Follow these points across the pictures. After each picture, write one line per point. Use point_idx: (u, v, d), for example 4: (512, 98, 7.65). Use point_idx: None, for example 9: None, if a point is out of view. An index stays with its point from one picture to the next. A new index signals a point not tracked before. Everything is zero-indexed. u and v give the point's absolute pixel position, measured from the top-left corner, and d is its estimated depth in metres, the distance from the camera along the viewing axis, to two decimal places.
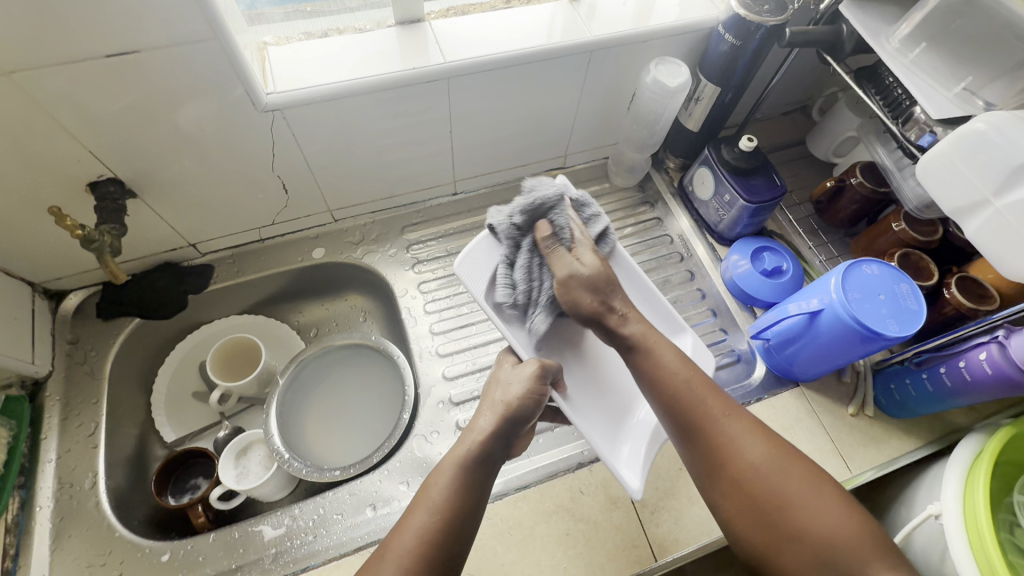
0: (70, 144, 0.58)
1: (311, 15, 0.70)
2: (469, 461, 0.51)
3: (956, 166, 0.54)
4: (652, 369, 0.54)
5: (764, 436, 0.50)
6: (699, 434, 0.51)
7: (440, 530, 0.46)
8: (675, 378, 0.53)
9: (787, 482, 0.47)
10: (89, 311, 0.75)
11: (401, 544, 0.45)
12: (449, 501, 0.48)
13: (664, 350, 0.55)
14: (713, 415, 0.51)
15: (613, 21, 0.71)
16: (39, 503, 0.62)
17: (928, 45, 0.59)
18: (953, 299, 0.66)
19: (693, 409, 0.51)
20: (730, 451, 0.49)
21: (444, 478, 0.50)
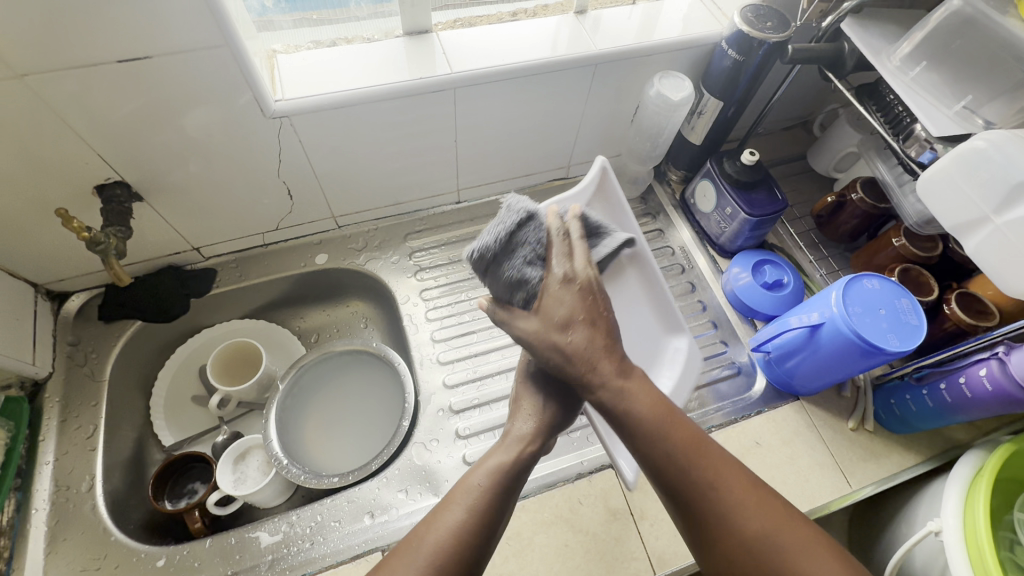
0: (79, 147, 0.58)
1: (318, 22, 0.71)
2: (509, 465, 0.50)
3: (956, 183, 0.54)
4: (631, 428, 0.48)
5: (759, 499, 0.44)
6: (686, 501, 0.45)
7: (472, 528, 0.45)
8: (656, 437, 0.47)
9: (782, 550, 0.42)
10: (91, 313, 0.75)
11: (431, 540, 0.44)
12: (483, 504, 0.47)
13: (643, 406, 0.48)
14: (699, 476, 0.46)
15: (618, 36, 0.72)
16: (35, 505, 0.61)
17: (928, 64, 0.60)
18: (953, 314, 0.66)
19: (680, 472, 0.46)
20: (722, 519, 0.44)
21: (479, 477, 0.49)
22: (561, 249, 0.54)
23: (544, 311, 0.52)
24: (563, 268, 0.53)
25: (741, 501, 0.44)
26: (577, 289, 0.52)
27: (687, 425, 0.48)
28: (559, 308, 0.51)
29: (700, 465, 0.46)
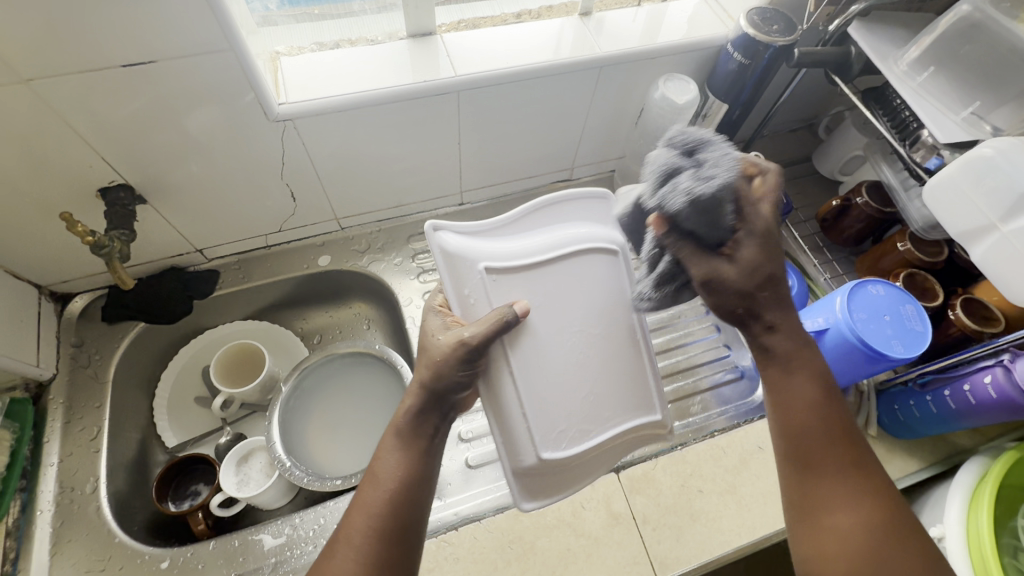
0: (82, 149, 0.58)
1: (317, 20, 0.71)
2: (404, 425, 0.48)
3: (962, 190, 0.54)
4: (779, 392, 0.48)
5: (882, 504, 0.43)
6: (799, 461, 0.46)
7: (393, 502, 0.45)
8: (788, 382, 0.48)
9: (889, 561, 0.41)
10: (95, 314, 0.75)
11: (354, 524, 0.44)
12: (394, 472, 0.46)
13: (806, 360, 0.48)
14: (832, 463, 0.45)
15: (622, 37, 0.72)
16: (40, 507, 0.62)
17: (936, 69, 0.60)
18: (958, 320, 0.65)
19: (813, 451, 0.46)
20: (835, 500, 0.44)
21: (387, 447, 0.48)
22: (757, 184, 0.49)
23: (740, 263, 0.48)
24: (761, 216, 0.49)
25: (862, 499, 0.43)
26: (767, 239, 0.49)
27: (841, 414, 0.47)
28: (765, 259, 0.48)
29: (855, 456, 0.46)
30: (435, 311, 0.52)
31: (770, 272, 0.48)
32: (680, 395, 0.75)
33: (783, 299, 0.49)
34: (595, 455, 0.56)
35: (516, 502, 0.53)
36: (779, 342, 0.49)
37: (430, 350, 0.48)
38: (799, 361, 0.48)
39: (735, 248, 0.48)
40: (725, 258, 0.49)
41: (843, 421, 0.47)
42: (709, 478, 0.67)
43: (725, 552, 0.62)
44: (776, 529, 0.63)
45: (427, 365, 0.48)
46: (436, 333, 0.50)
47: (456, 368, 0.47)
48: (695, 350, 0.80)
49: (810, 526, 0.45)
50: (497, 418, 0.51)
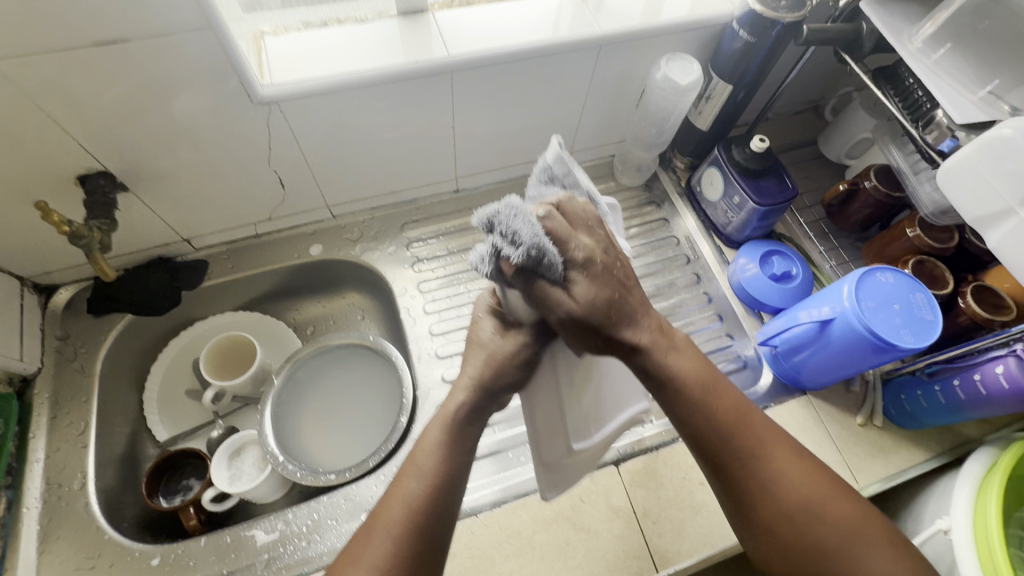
0: (56, 135, 0.55)
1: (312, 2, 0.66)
2: (455, 420, 0.47)
3: (978, 173, 0.52)
4: (675, 398, 0.46)
5: (804, 471, 0.45)
6: (730, 467, 0.45)
7: (428, 501, 0.44)
8: (689, 392, 0.46)
9: (827, 533, 0.43)
10: (80, 307, 0.73)
11: (390, 515, 0.43)
12: (439, 468, 0.45)
13: (682, 360, 0.47)
14: (747, 452, 0.45)
15: (623, 14, 0.69)
16: (26, 504, 0.60)
17: (953, 46, 0.57)
18: (968, 309, 0.64)
19: (727, 447, 0.45)
20: (763, 491, 0.44)
21: (432, 439, 0.47)
22: (584, 210, 0.45)
23: (580, 299, 0.43)
24: (580, 248, 0.44)
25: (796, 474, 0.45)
26: (600, 270, 0.44)
27: (733, 392, 0.47)
28: (605, 287, 0.44)
29: (763, 431, 0.46)
30: (490, 313, 0.50)
31: (615, 296, 0.44)
32: None
33: (636, 311, 0.46)
34: (602, 446, 0.57)
35: (542, 490, 0.55)
36: (650, 345, 0.46)
37: (489, 349, 0.48)
38: (671, 354, 0.46)
39: (570, 283, 0.43)
40: (567, 291, 0.43)
41: (739, 399, 0.47)
42: None
43: (727, 546, 0.61)
44: None
45: (485, 363, 0.48)
46: (496, 337, 0.48)
47: (517, 369, 0.47)
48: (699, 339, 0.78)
49: (754, 527, 0.45)
50: (534, 422, 0.50)
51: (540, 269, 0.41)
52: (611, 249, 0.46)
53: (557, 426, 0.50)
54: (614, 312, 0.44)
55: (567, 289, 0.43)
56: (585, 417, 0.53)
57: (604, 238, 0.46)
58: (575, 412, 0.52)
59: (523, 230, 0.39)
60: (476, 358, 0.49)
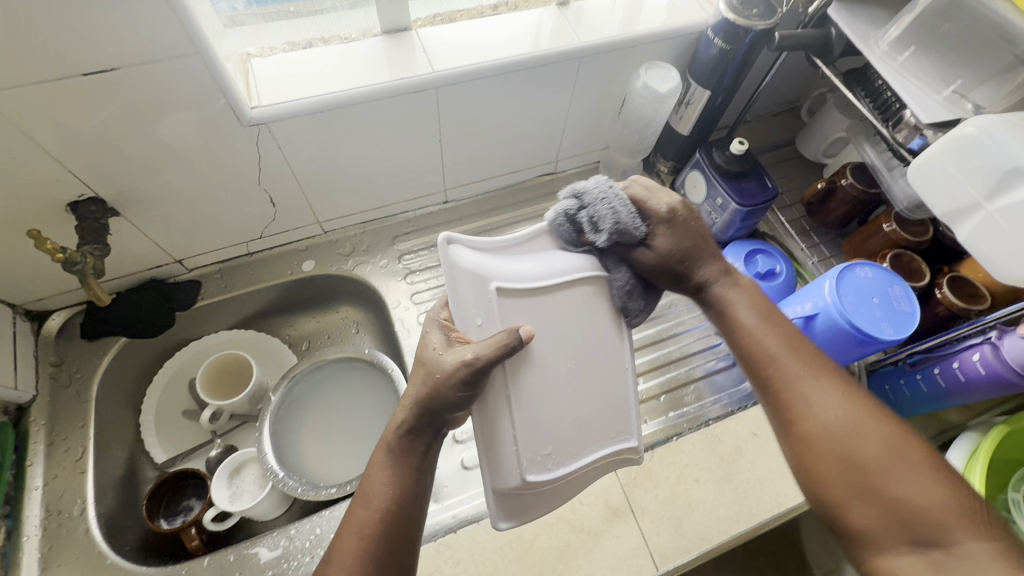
0: (46, 163, 0.56)
1: (293, 17, 0.69)
2: (396, 445, 0.49)
3: (947, 169, 0.54)
4: (728, 323, 0.52)
5: (850, 396, 0.46)
6: (771, 389, 0.48)
7: (381, 522, 0.45)
8: (747, 322, 0.51)
9: (865, 452, 0.43)
10: (73, 332, 0.73)
11: (345, 544, 0.45)
12: (387, 489, 0.47)
13: (742, 299, 0.53)
14: (790, 371, 0.48)
15: (602, 26, 0.70)
16: (26, 532, 0.60)
17: (917, 48, 0.59)
18: (945, 299, 0.66)
19: (771, 365, 0.49)
20: (805, 408, 0.46)
21: (378, 465, 0.48)
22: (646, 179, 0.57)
23: (659, 249, 0.53)
24: (662, 204, 0.54)
25: (842, 397, 0.45)
26: (677, 223, 0.54)
27: (785, 325, 0.51)
28: (676, 240, 0.54)
29: (809, 357, 0.48)
30: (439, 326, 0.52)
31: (692, 245, 0.54)
32: (675, 384, 0.75)
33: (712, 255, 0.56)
34: (576, 480, 0.56)
35: (493, 519, 0.53)
36: (714, 282, 0.55)
37: (429, 365, 0.48)
38: (735, 293, 0.54)
39: (652, 239, 0.53)
40: (648, 247, 0.53)
41: (792, 331, 0.50)
42: (706, 468, 0.67)
43: (725, 540, 0.62)
44: (773, 514, 0.64)
45: (425, 381, 0.48)
46: (437, 352, 0.49)
47: (456, 391, 0.46)
48: (686, 339, 0.79)
49: (795, 445, 0.47)
50: (486, 443, 0.50)
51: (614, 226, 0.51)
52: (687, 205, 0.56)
53: (510, 448, 0.50)
54: (693, 257, 0.54)
55: (648, 244, 0.53)
56: (545, 448, 0.52)
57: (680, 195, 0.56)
58: (532, 438, 0.51)
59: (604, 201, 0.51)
60: (419, 374, 0.49)
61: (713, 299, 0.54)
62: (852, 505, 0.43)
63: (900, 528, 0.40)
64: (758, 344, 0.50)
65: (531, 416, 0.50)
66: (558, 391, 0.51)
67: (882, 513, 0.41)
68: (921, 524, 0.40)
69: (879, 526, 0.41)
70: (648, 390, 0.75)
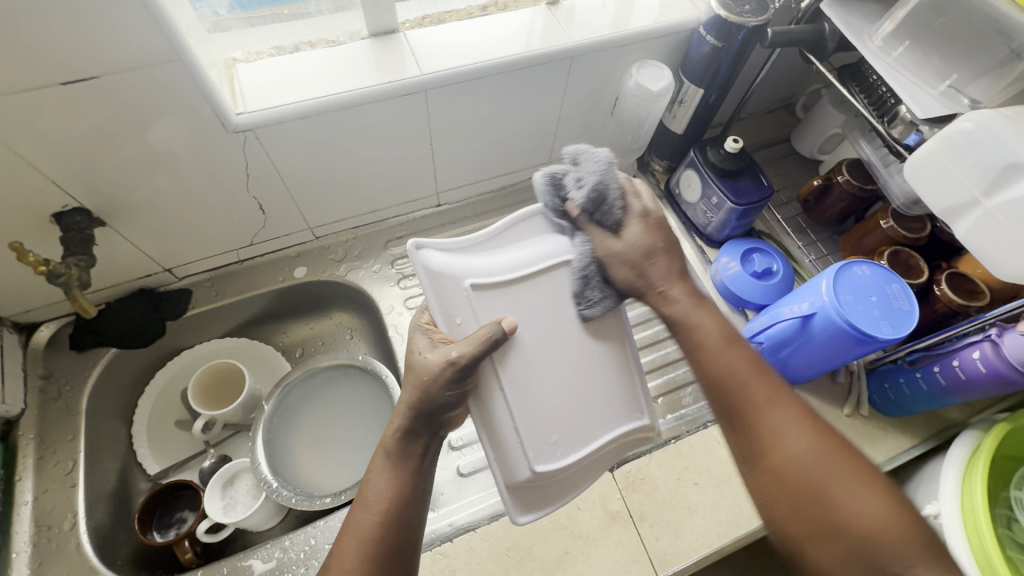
0: (28, 173, 0.55)
1: (286, 20, 0.69)
2: (396, 449, 0.48)
3: (944, 165, 0.53)
4: (690, 346, 0.51)
5: (812, 426, 0.45)
6: (737, 418, 0.47)
7: (382, 529, 0.44)
8: (711, 346, 0.50)
9: (829, 483, 0.42)
10: (62, 343, 0.72)
11: (344, 550, 0.44)
12: (388, 494, 0.46)
13: (705, 320, 0.51)
14: (754, 397, 0.47)
15: (593, 25, 0.69)
16: (16, 548, 0.59)
17: (911, 42, 0.59)
18: (944, 296, 0.65)
19: (736, 393, 0.47)
20: (770, 439, 0.45)
21: (377, 468, 0.48)
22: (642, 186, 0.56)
23: (626, 240, 0.52)
24: (640, 203, 0.54)
25: (805, 428, 0.45)
26: (653, 221, 0.53)
27: (750, 351, 0.50)
28: (648, 239, 0.53)
29: (772, 385, 0.47)
30: (423, 331, 0.52)
31: (661, 246, 0.53)
32: (673, 386, 0.75)
33: (674, 267, 0.53)
34: (591, 464, 0.55)
35: (511, 514, 0.51)
36: (679, 301, 0.52)
37: (417, 369, 0.48)
38: (697, 311, 0.52)
39: (623, 228, 0.52)
40: (615, 236, 0.52)
41: (754, 356, 0.49)
42: (705, 471, 0.66)
43: (725, 544, 0.62)
44: None
45: (415, 387, 0.48)
46: (422, 354, 0.49)
47: (446, 389, 0.47)
48: None
49: (758, 476, 0.45)
50: (488, 431, 0.50)
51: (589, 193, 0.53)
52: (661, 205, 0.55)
53: (513, 440, 0.50)
54: (655, 261, 0.52)
55: (617, 234, 0.52)
56: (552, 437, 0.51)
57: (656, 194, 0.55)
58: (535, 425, 0.51)
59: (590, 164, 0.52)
60: (409, 381, 0.49)
61: (673, 315, 0.52)
62: (815, 542, 0.42)
63: (867, 570, 0.39)
64: (721, 371, 0.49)
65: (529, 402, 0.50)
66: (560, 380, 0.52)
67: (844, 549, 0.40)
68: (881, 557, 0.39)
69: (843, 564, 0.40)
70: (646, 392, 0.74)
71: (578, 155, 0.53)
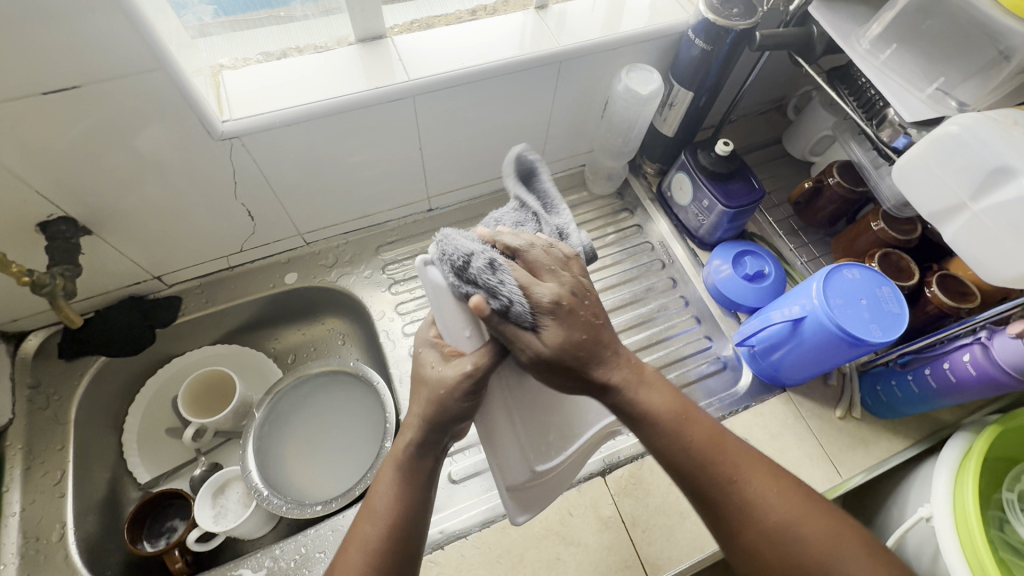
0: (11, 183, 0.54)
1: (284, 22, 0.68)
2: (406, 461, 0.47)
3: (932, 169, 0.53)
4: (643, 428, 0.46)
5: (782, 489, 0.44)
6: (709, 496, 0.44)
7: (387, 542, 0.44)
8: (668, 428, 0.45)
9: (811, 546, 0.42)
10: (51, 352, 0.72)
11: (347, 562, 0.44)
12: (394, 507, 0.45)
13: (656, 396, 0.46)
14: (725, 473, 0.44)
15: (582, 29, 0.69)
16: (4, 560, 0.59)
17: (898, 45, 0.59)
18: (935, 298, 0.65)
19: (705, 471, 0.44)
20: (745, 512, 0.43)
21: (386, 479, 0.47)
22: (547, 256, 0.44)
23: (552, 341, 0.43)
24: (546, 293, 0.43)
25: (777, 495, 0.44)
26: (566, 313, 0.43)
27: (705, 417, 0.46)
28: (573, 327, 0.43)
29: (737, 452, 0.45)
30: (430, 345, 0.50)
31: (587, 337, 0.44)
32: None
33: (608, 355, 0.45)
34: (576, 459, 0.55)
35: (511, 516, 0.51)
36: (620, 383, 0.45)
37: (431, 383, 0.47)
38: (642, 390, 0.45)
39: (540, 327, 0.43)
40: (535, 334, 0.43)
41: (711, 423, 0.46)
42: None
43: (717, 549, 0.62)
44: None
45: (430, 401, 0.47)
46: (435, 369, 0.48)
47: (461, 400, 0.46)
48: (677, 343, 0.78)
49: (743, 552, 0.44)
50: (489, 438, 0.50)
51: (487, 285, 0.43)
52: (576, 289, 0.44)
53: (513, 446, 0.50)
54: (586, 355, 0.44)
55: (535, 332, 0.43)
56: (546, 437, 0.52)
57: (568, 279, 0.44)
58: (534, 427, 0.52)
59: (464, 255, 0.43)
60: (421, 396, 0.48)
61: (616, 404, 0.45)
62: None
63: None
64: (683, 450, 0.45)
65: (522, 406, 0.52)
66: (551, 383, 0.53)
67: None
68: None
69: None
70: None
71: (442, 246, 0.44)
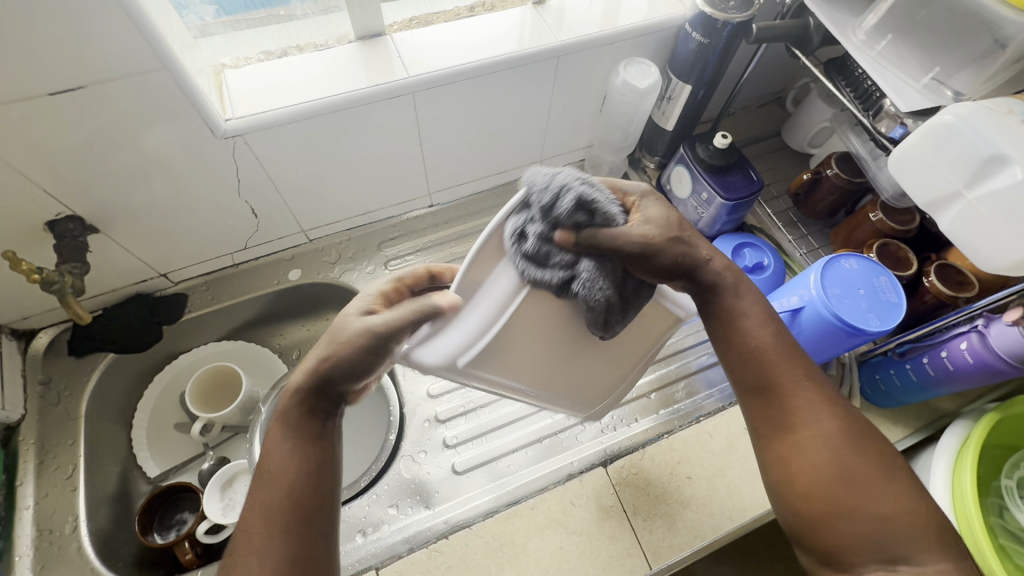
0: (20, 183, 0.55)
1: (284, 20, 0.69)
2: (292, 414, 0.44)
3: (927, 159, 0.54)
4: (727, 320, 0.50)
5: (840, 410, 0.46)
6: (769, 396, 0.47)
7: (285, 503, 0.41)
8: (752, 329, 0.49)
9: (852, 465, 0.44)
10: (61, 349, 0.73)
11: (249, 531, 0.40)
12: (289, 463, 0.42)
13: (745, 298, 0.50)
14: (791, 378, 0.47)
15: (580, 24, 0.70)
16: (18, 552, 0.60)
17: (894, 37, 0.59)
18: (933, 287, 0.65)
19: (774, 370, 0.47)
20: (800, 418, 0.46)
21: (276, 440, 0.44)
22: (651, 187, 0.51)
23: (654, 223, 0.46)
24: (637, 188, 0.49)
25: (834, 411, 0.46)
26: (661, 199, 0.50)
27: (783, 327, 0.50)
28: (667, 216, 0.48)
29: (808, 367, 0.48)
30: None
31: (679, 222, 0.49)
32: (665, 381, 0.75)
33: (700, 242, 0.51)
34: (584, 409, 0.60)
35: None
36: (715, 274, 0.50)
37: None
38: (737, 286, 0.50)
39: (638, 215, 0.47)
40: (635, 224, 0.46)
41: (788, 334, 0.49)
42: (698, 464, 0.67)
43: (717, 537, 0.62)
44: (766, 510, 0.64)
45: None
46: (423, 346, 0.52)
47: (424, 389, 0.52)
48: (680, 334, 0.79)
49: (781, 449, 0.46)
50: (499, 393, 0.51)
51: (590, 221, 0.42)
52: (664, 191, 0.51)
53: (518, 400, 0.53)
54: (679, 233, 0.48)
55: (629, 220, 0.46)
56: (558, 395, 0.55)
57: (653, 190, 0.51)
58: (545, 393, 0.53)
59: (563, 191, 0.40)
60: None
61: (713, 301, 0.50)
62: (829, 514, 0.43)
63: (876, 547, 0.42)
64: (756, 349, 0.48)
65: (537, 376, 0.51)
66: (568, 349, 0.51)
67: (863, 530, 0.42)
68: (898, 543, 0.41)
69: (857, 542, 0.42)
70: (638, 388, 0.75)
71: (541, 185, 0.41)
